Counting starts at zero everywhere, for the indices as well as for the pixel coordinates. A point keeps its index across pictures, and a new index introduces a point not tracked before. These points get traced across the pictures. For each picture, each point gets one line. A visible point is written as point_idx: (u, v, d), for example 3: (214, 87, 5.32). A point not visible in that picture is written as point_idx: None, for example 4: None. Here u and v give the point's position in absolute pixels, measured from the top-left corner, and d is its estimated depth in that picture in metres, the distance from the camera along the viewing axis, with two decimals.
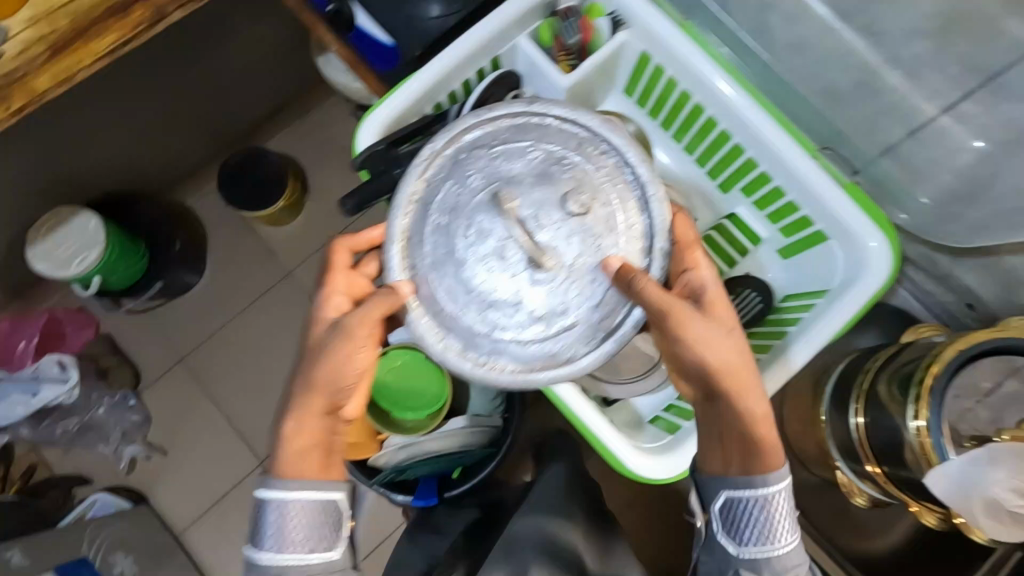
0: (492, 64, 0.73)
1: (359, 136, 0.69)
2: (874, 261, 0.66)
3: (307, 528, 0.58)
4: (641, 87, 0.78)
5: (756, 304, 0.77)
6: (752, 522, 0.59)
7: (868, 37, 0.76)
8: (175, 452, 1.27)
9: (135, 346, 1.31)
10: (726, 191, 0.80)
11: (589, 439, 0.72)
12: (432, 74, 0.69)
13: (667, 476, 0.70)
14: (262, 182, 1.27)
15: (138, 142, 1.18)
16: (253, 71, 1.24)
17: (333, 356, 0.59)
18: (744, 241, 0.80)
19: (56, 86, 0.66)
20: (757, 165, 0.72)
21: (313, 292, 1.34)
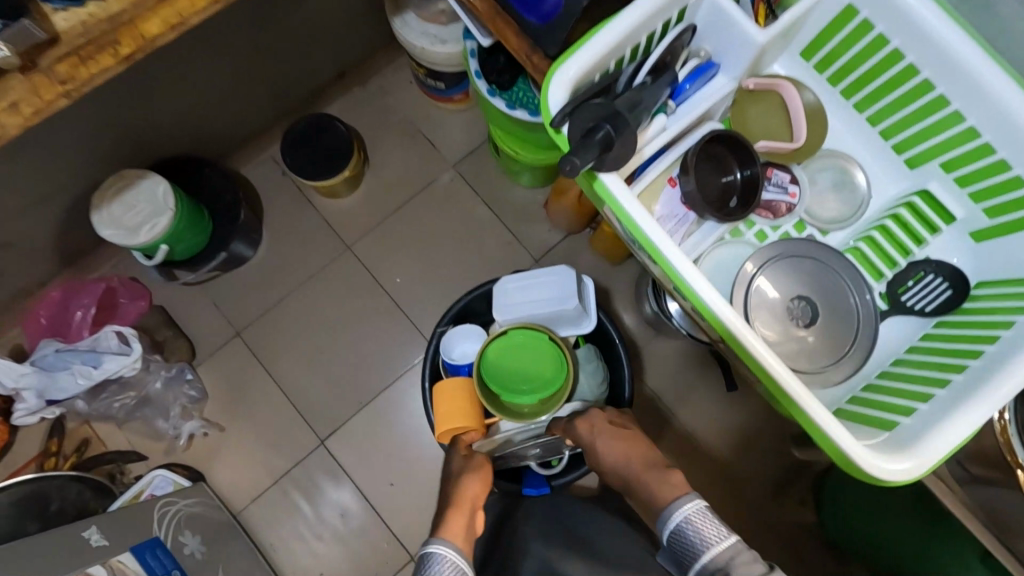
0: (680, 15, 0.55)
1: (547, 94, 0.51)
2: None
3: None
4: (830, 46, 0.65)
5: (944, 293, 0.65)
6: (689, 549, 0.53)
7: None
8: (232, 428, 1.23)
9: (191, 319, 1.26)
10: (917, 165, 0.67)
11: (796, 418, 0.55)
12: (628, 22, 0.51)
13: (901, 478, 0.52)
14: (327, 151, 1.20)
15: (202, 104, 1.10)
16: (322, 33, 1.16)
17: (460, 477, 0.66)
18: (932, 224, 0.67)
19: (167, 32, 0.60)
20: (977, 133, 0.60)
21: (373, 268, 1.30)
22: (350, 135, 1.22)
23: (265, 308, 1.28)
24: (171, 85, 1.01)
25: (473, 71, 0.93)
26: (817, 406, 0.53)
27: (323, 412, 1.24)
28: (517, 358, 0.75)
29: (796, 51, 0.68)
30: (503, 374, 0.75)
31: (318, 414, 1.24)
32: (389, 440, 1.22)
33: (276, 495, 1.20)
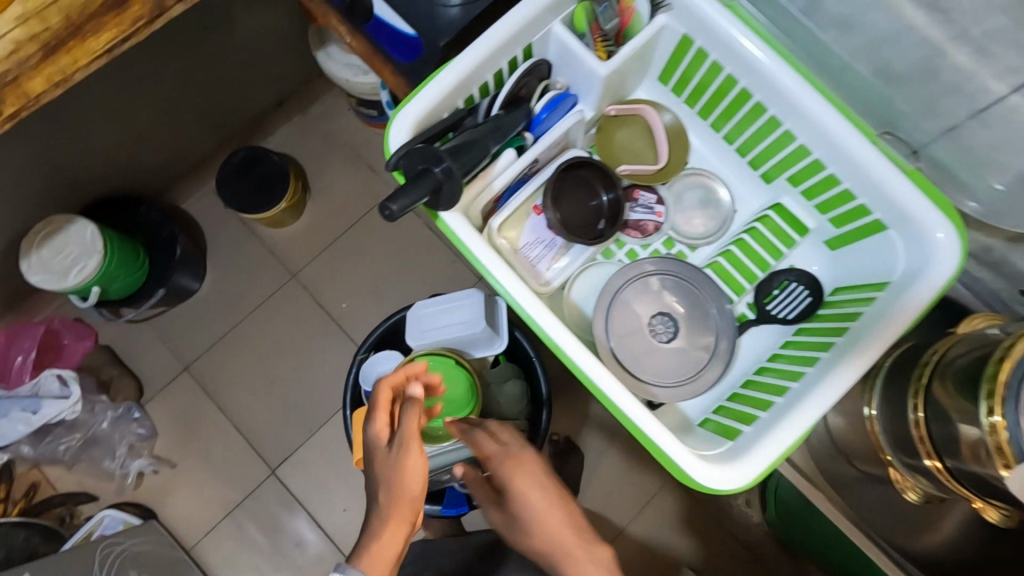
0: (526, 53, 0.61)
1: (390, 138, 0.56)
2: (941, 254, 0.56)
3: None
4: (679, 71, 0.68)
5: (805, 301, 0.67)
6: None
7: None
8: (183, 464, 1.23)
9: (138, 357, 1.27)
10: (770, 180, 0.70)
11: (637, 439, 0.58)
12: (466, 64, 0.56)
13: (731, 487, 0.56)
14: (263, 182, 1.22)
15: (132, 148, 1.11)
16: (250, 69, 1.17)
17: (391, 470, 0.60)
18: (788, 233, 0.70)
19: (52, 88, 0.62)
20: (808, 152, 0.63)
21: (318, 295, 1.30)
22: (284, 167, 1.23)
23: (212, 341, 1.28)
24: (93, 131, 1.02)
25: (388, 99, 0.94)
26: (655, 423, 0.57)
27: (274, 442, 1.24)
28: None
29: (655, 76, 0.71)
30: None
31: (268, 445, 1.24)
32: (340, 467, 1.22)
33: (229, 528, 1.21)
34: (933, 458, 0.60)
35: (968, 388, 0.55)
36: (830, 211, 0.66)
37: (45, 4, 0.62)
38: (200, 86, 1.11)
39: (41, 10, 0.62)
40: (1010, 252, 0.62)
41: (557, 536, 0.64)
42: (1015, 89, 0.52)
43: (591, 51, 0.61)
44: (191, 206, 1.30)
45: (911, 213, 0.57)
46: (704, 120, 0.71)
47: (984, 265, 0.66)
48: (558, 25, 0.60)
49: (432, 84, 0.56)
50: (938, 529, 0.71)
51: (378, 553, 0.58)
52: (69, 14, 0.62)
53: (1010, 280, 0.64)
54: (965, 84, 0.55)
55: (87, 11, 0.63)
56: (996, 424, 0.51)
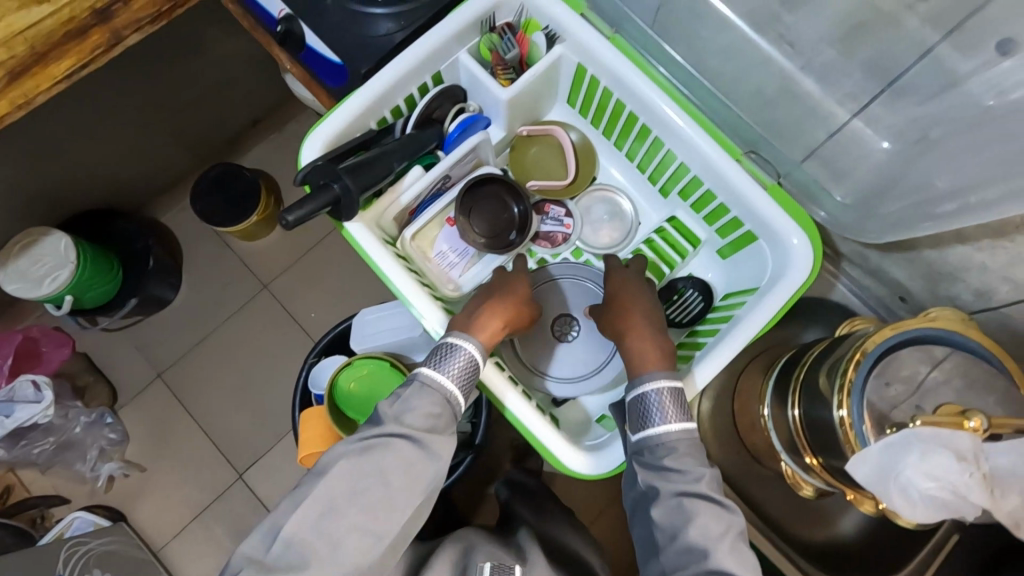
0: (435, 79, 0.74)
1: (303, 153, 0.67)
2: (798, 259, 0.66)
3: (466, 376, 0.65)
4: (580, 96, 0.79)
5: (697, 304, 0.76)
6: (645, 413, 0.62)
7: (784, 48, 0.67)
8: (154, 468, 1.27)
9: (114, 364, 1.31)
10: (667, 195, 0.81)
11: (523, 434, 0.67)
12: (377, 88, 0.68)
13: (602, 471, 0.65)
14: (235, 199, 1.27)
15: (110, 164, 1.17)
16: (226, 90, 1.23)
17: (503, 279, 0.74)
18: (685, 244, 0.80)
19: (16, 110, 0.68)
20: (689, 170, 0.73)
21: (288, 304, 1.35)
22: (257, 181, 1.29)
23: (186, 348, 1.32)
24: (72, 147, 1.08)
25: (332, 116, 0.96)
26: (534, 415, 0.67)
27: (242, 447, 1.28)
28: (365, 386, 0.80)
29: (563, 100, 0.83)
30: (355, 399, 0.80)
31: (237, 449, 1.28)
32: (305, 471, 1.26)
33: (196, 530, 1.24)
34: (810, 455, 0.71)
35: (828, 381, 0.67)
36: (715, 220, 0.76)
37: (11, 32, 0.67)
38: (176, 107, 1.18)
39: (9, 38, 0.67)
40: (882, 260, 0.79)
41: (651, 315, 0.70)
42: (854, 116, 0.66)
43: (493, 78, 0.74)
44: (169, 219, 1.36)
45: (772, 223, 0.67)
46: (608, 141, 0.83)
47: (864, 270, 0.83)
48: (464, 55, 0.73)
49: (345, 106, 0.68)
50: (838, 522, 0.85)
51: (494, 309, 0.69)
52: (32, 43, 0.68)
53: (890, 286, 0.81)
54: (818, 109, 0.68)
55: (51, 40, 0.69)
56: (843, 418, 0.63)
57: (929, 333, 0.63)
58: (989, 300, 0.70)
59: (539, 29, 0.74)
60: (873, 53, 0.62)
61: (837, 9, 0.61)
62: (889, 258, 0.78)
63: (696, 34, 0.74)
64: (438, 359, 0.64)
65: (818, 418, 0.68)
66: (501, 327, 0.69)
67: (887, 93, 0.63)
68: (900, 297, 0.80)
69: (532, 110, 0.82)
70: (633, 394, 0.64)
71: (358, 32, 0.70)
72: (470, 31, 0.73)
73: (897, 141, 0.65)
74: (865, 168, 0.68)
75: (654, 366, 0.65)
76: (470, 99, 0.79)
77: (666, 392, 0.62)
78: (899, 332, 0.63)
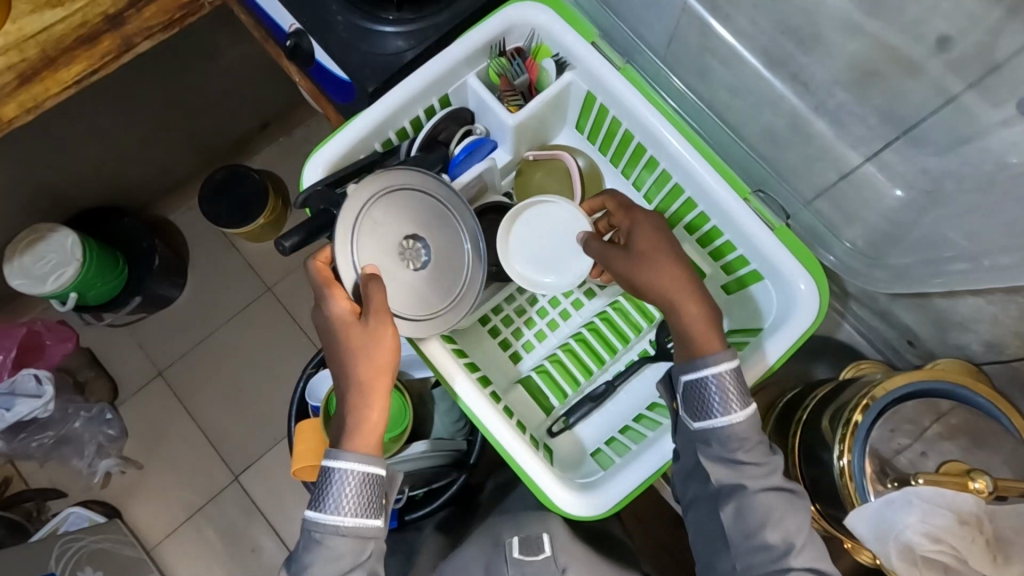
0: (442, 101, 0.74)
1: (305, 175, 0.68)
2: (804, 302, 0.65)
3: (363, 494, 0.59)
4: (589, 122, 0.78)
5: None
6: (707, 398, 0.60)
7: (797, 88, 0.67)
8: (150, 466, 1.27)
9: (115, 360, 1.32)
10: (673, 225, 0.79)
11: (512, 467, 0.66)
12: (380, 111, 0.69)
13: (593, 513, 0.64)
14: (242, 200, 1.26)
15: (120, 162, 1.18)
16: (239, 92, 1.24)
17: (365, 345, 0.62)
18: None
19: (24, 114, 0.68)
20: (696, 205, 0.72)
21: (292, 307, 1.35)
22: (263, 184, 1.28)
23: (187, 348, 1.33)
24: (84, 145, 1.09)
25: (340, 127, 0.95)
26: (521, 446, 0.66)
27: (240, 449, 1.28)
28: None
29: (573, 125, 0.81)
30: None
31: (235, 451, 1.28)
32: None
33: (190, 531, 1.24)
34: (809, 500, 0.71)
35: (832, 425, 0.66)
36: (722, 257, 0.74)
37: (25, 35, 0.68)
38: (188, 108, 1.18)
39: (22, 41, 0.68)
40: (891, 303, 0.77)
41: (668, 282, 0.63)
42: (867, 160, 0.67)
43: (500, 102, 0.73)
44: (177, 218, 1.36)
45: (779, 265, 0.66)
46: (616, 168, 0.81)
47: (872, 311, 0.81)
48: (473, 78, 0.72)
49: (347, 129, 0.68)
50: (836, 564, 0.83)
51: (363, 402, 0.61)
52: (44, 47, 0.68)
53: (898, 329, 0.79)
54: (829, 153, 0.69)
55: (61, 45, 0.69)
56: (844, 468, 0.63)
57: (938, 386, 0.62)
58: (1001, 352, 0.69)
59: (550, 56, 0.74)
60: (885, 99, 0.62)
61: (850, 53, 0.62)
62: (899, 302, 0.76)
63: (708, 67, 0.73)
64: (321, 500, 0.59)
65: (822, 464, 0.67)
66: (377, 420, 0.62)
67: (903, 139, 0.64)
68: (908, 341, 0.79)
69: (539, 135, 0.79)
70: (689, 377, 0.61)
71: (367, 51, 0.70)
72: (481, 54, 0.72)
73: (910, 189, 0.65)
74: (876, 212, 0.68)
75: (709, 349, 0.61)
76: (479, 121, 0.77)
77: (727, 376, 0.60)
78: (908, 381, 0.63)
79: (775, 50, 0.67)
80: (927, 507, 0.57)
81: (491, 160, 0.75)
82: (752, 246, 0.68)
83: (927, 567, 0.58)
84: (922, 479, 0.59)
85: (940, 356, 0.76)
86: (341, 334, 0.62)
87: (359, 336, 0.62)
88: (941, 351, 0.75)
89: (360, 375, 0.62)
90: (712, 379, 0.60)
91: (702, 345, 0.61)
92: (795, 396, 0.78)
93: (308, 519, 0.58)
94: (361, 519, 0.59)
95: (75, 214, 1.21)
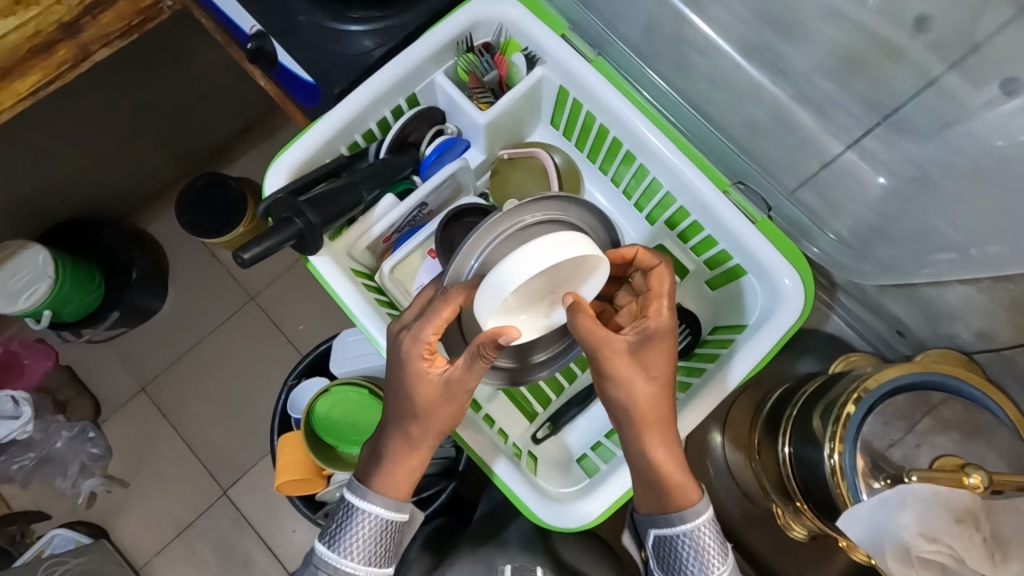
0: (409, 102, 0.72)
1: (267, 182, 0.66)
2: (789, 297, 0.64)
3: (375, 540, 0.60)
4: (564, 118, 0.76)
5: (684, 338, 0.73)
6: (685, 557, 0.58)
7: (776, 76, 0.66)
8: (136, 483, 1.25)
9: (97, 377, 1.29)
10: (654, 223, 0.77)
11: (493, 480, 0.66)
12: (344, 113, 0.67)
13: (577, 524, 0.63)
14: (221, 208, 1.24)
15: (92, 174, 1.15)
16: (214, 99, 1.21)
17: (432, 401, 0.59)
18: (671, 274, 0.76)
19: None
20: (676, 201, 0.71)
21: (276, 317, 1.32)
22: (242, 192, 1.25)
23: (171, 362, 1.30)
24: (52, 158, 1.06)
25: None
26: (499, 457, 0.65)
27: (227, 463, 1.25)
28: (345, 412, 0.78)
29: (548, 122, 0.79)
30: (334, 425, 0.78)
31: (222, 466, 1.25)
32: None
33: (179, 549, 1.22)
34: (800, 499, 0.70)
35: (822, 423, 0.65)
36: (705, 251, 0.72)
37: None
38: (161, 116, 1.15)
39: None
40: (881, 295, 0.75)
41: (653, 410, 0.59)
42: (848, 148, 0.65)
43: (471, 101, 0.72)
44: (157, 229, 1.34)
45: (762, 260, 0.65)
46: (594, 165, 0.79)
47: (862, 304, 0.79)
48: (441, 77, 0.71)
49: (310, 132, 0.66)
50: (834, 562, 0.82)
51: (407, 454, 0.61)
52: None
53: (887, 320, 0.78)
54: (810, 142, 0.67)
55: (12, 53, 0.66)
56: (835, 466, 0.62)
57: (925, 378, 0.61)
58: (993, 342, 0.68)
59: (520, 51, 0.72)
60: (867, 87, 0.62)
61: (830, 38, 0.62)
62: (888, 294, 0.74)
63: (687, 60, 0.71)
64: (335, 538, 0.59)
65: (813, 462, 0.66)
66: (412, 475, 0.62)
67: (884, 125, 0.63)
68: (898, 332, 0.77)
69: (513, 133, 0.78)
70: (659, 532, 0.59)
71: (333, 50, 0.69)
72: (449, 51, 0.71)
73: (893, 176, 0.64)
74: (863, 204, 0.66)
75: (684, 503, 0.58)
76: (450, 121, 0.75)
77: (702, 534, 0.58)
78: (902, 374, 0.62)
79: (752, 38, 0.66)
80: (920, 508, 0.56)
81: (464, 159, 0.73)
82: (734, 240, 0.67)
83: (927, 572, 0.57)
84: (914, 475, 0.58)
85: (931, 347, 0.75)
86: (414, 380, 0.59)
87: (431, 392, 0.59)
88: (932, 342, 0.74)
89: (417, 423, 0.60)
90: (687, 536, 0.58)
91: (670, 480, 0.58)
92: (784, 393, 0.76)
93: (315, 552, 0.60)
94: (367, 565, 0.59)
95: (48, 230, 1.18)
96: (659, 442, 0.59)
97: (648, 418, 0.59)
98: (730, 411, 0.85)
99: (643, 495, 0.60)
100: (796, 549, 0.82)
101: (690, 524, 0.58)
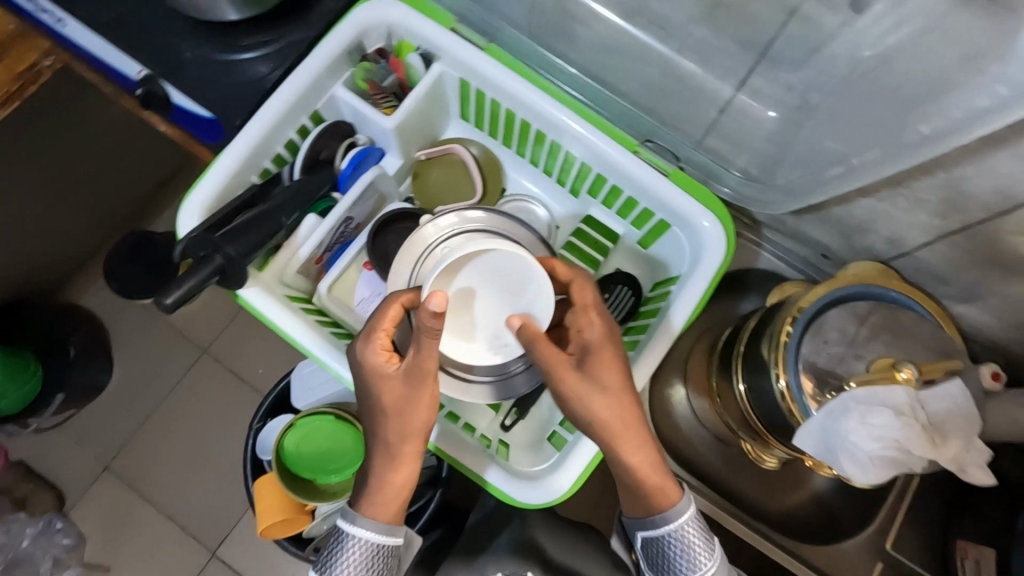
0: (312, 118, 0.74)
1: (181, 223, 0.66)
2: (713, 242, 0.67)
3: (367, 563, 0.60)
4: (471, 109, 0.78)
5: (627, 300, 0.75)
6: (675, 557, 0.60)
7: (658, 32, 0.70)
8: (118, 564, 1.20)
9: (54, 465, 1.23)
10: (578, 194, 0.80)
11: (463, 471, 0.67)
12: (245, 141, 0.68)
13: (549, 499, 0.65)
14: (153, 266, 1.19)
15: (10, 256, 1.10)
16: (126, 156, 1.17)
17: (400, 408, 0.59)
18: (602, 241, 0.79)
19: None
20: (591, 168, 0.73)
21: (234, 366, 1.28)
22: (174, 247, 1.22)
23: (127, 434, 1.25)
24: None
25: None
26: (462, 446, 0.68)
27: (211, 522, 1.21)
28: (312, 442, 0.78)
29: (458, 116, 0.81)
30: (304, 458, 0.77)
31: (206, 526, 1.21)
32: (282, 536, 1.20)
33: None
34: (765, 434, 0.73)
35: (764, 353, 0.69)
36: (628, 212, 0.75)
37: None
38: (72, 183, 1.11)
39: None
40: (799, 223, 0.84)
41: (622, 420, 0.60)
42: (737, 90, 0.70)
43: (376, 108, 0.74)
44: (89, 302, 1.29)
45: (678, 209, 0.68)
46: (510, 149, 0.81)
47: (785, 234, 0.88)
48: (340, 89, 0.73)
49: (216, 166, 0.67)
50: (810, 483, 0.86)
51: (390, 470, 0.61)
52: None
53: (811, 244, 0.87)
54: (703, 90, 0.71)
55: None
56: (784, 391, 0.65)
57: (847, 291, 0.66)
58: (902, 244, 0.76)
59: (414, 51, 0.74)
60: (740, 30, 0.66)
61: None
62: (806, 220, 0.83)
63: (571, 31, 0.73)
64: (328, 564, 0.59)
65: (767, 393, 0.69)
66: (401, 494, 0.61)
67: (761, 63, 0.67)
68: (823, 254, 0.87)
69: (424, 132, 0.80)
70: (647, 534, 0.61)
71: (230, 74, 0.68)
72: (343, 62, 0.72)
73: (781, 109, 0.68)
74: (760, 137, 0.70)
75: (668, 504, 0.60)
76: (360, 133, 0.78)
77: (688, 531, 0.60)
78: (827, 291, 0.67)
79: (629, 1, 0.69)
80: (873, 408, 0.59)
81: (380, 167, 0.76)
82: (651, 194, 0.69)
83: (880, 470, 0.60)
84: (855, 382, 0.63)
85: (852, 261, 0.84)
86: (377, 386, 0.60)
87: (396, 394, 0.60)
88: (852, 257, 0.83)
89: (392, 432, 0.60)
90: (674, 536, 0.60)
91: (651, 485, 0.60)
92: (733, 333, 0.79)
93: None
94: None
95: None
96: (636, 452, 0.60)
97: (617, 429, 0.60)
98: (689, 363, 0.88)
99: (626, 501, 0.63)
100: (773, 476, 0.86)
101: (674, 526, 0.60)
